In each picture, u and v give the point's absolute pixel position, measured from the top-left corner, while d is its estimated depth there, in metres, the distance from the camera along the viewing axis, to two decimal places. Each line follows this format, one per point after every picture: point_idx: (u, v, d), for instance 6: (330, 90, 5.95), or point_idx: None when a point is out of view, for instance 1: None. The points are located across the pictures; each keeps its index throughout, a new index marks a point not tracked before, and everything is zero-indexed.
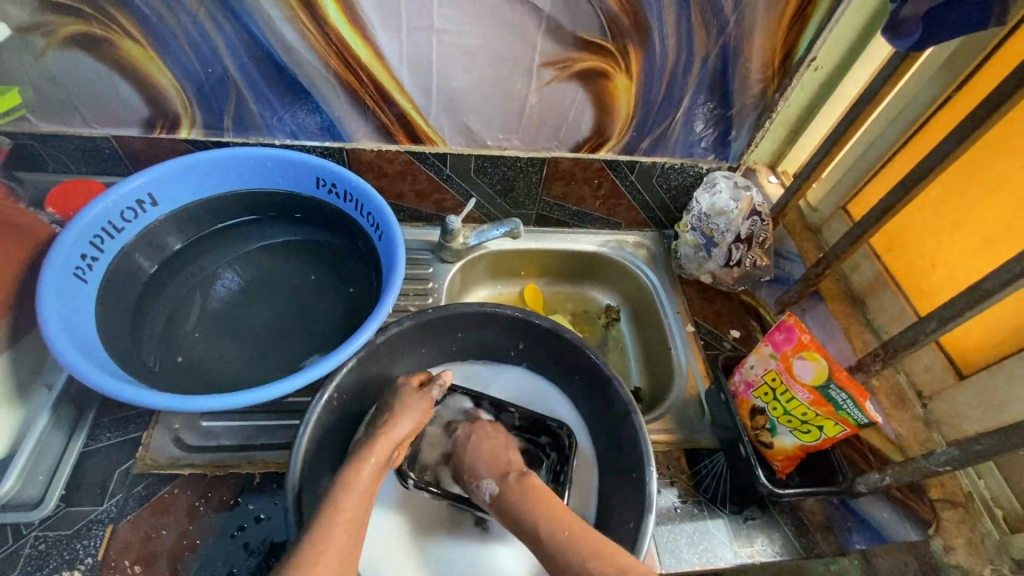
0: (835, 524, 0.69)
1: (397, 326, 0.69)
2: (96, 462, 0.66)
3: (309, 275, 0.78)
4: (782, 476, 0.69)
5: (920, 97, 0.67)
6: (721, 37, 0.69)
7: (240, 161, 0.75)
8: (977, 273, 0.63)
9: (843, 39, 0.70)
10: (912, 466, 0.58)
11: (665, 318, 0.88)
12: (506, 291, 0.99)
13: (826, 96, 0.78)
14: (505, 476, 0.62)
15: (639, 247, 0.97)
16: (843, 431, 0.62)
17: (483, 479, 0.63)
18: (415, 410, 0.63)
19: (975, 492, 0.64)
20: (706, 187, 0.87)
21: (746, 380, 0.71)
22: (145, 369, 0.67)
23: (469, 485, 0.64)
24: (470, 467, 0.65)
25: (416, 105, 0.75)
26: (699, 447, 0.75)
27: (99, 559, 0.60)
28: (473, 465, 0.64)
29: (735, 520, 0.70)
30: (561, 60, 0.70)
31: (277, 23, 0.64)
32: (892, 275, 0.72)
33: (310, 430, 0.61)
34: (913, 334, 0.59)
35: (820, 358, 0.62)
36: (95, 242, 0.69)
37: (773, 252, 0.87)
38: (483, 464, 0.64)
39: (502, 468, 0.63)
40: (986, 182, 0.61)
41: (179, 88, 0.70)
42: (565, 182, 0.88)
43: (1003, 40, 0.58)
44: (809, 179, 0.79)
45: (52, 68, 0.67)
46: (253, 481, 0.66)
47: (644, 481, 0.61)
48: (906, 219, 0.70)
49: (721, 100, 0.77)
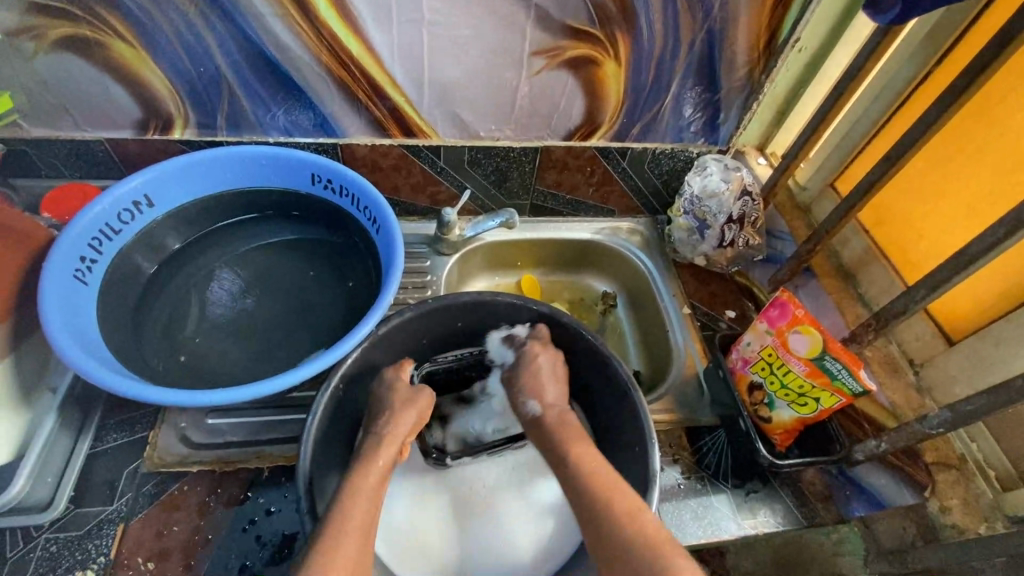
0: (835, 493, 0.71)
1: (398, 316, 0.70)
2: (103, 463, 0.66)
3: (307, 271, 0.79)
4: (782, 449, 0.71)
5: (902, 74, 0.68)
6: (707, 21, 0.70)
7: (233, 160, 0.75)
8: (959, 240, 0.64)
9: (826, 21, 0.71)
10: (906, 430, 0.60)
11: (661, 301, 0.90)
12: (503, 281, 1.00)
13: (810, 78, 0.79)
14: (548, 404, 0.66)
15: (633, 234, 0.98)
16: (839, 402, 0.63)
17: (536, 397, 0.67)
18: (413, 408, 0.64)
19: (968, 454, 0.66)
20: (697, 170, 0.88)
21: (743, 356, 0.72)
22: (149, 368, 0.68)
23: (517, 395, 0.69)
24: (531, 378, 0.68)
25: (409, 99, 0.75)
26: (699, 425, 0.77)
27: (112, 557, 0.61)
28: (534, 380, 0.68)
29: (738, 494, 0.71)
30: (551, 49, 0.71)
31: (267, 19, 0.64)
32: (881, 248, 0.74)
33: (320, 415, 0.61)
34: (903, 303, 0.62)
35: (815, 331, 0.63)
36: (93, 245, 0.69)
37: (764, 232, 0.89)
38: (538, 386, 0.68)
39: (549, 398, 0.67)
40: (968, 153, 0.63)
41: (171, 88, 0.70)
42: (559, 170, 0.89)
43: (979, 14, 0.59)
44: (797, 158, 0.81)
45: (44, 73, 0.67)
46: (262, 475, 0.66)
47: (647, 457, 0.62)
48: (893, 194, 0.72)
49: (708, 85, 0.78)
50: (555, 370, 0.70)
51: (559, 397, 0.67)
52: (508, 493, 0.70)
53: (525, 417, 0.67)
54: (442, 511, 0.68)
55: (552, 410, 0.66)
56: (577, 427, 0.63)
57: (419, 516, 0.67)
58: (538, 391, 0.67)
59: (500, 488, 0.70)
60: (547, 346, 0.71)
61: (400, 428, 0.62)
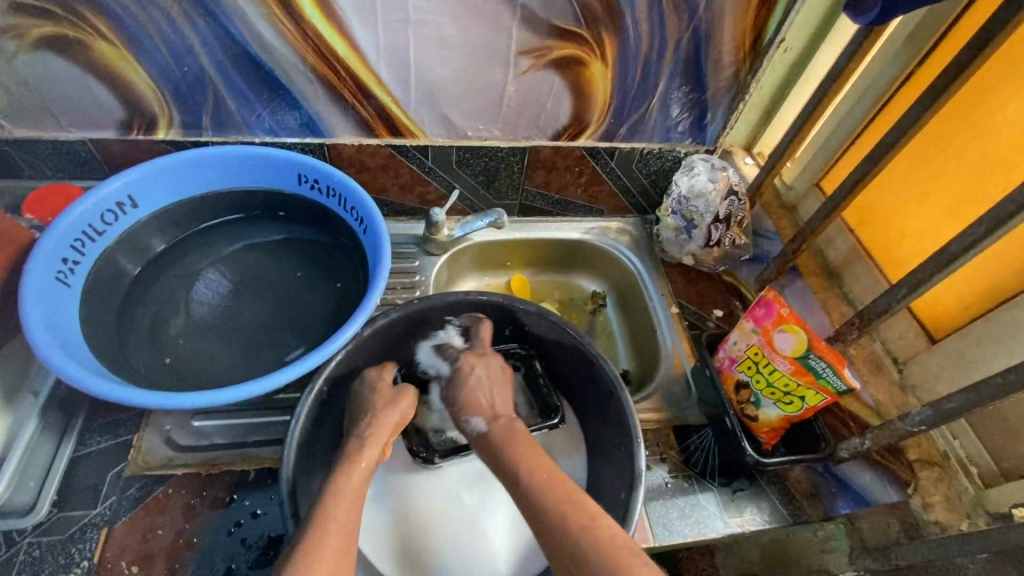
0: (820, 492, 0.71)
1: (385, 317, 0.69)
2: (88, 466, 0.66)
3: (294, 272, 0.79)
4: (769, 448, 0.71)
5: (885, 75, 0.69)
6: (693, 21, 0.70)
7: (219, 160, 0.75)
8: (942, 239, 0.65)
9: (810, 21, 0.72)
10: (889, 428, 0.60)
11: (649, 300, 0.90)
12: (492, 281, 1.00)
13: (796, 78, 0.79)
14: (494, 416, 0.62)
15: (622, 233, 0.98)
16: (824, 400, 0.64)
17: (475, 414, 0.63)
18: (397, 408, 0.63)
19: (950, 451, 0.67)
20: (685, 170, 0.89)
21: (730, 355, 0.73)
22: (133, 371, 0.67)
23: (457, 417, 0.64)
24: (467, 398, 0.64)
25: (395, 99, 0.75)
26: (687, 424, 0.77)
27: (96, 561, 0.60)
28: (471, 398, 0.64)
29: (724, 492, 0.72)
30: (537, 49, 0.71)
31: (251, 19, 0.64)
32: (865, 247, 0.75)
33: (303, 420, 0.62)
34: (886, 302, 0.62)
35: (799, 330, 0.63)
36: (76, 246, 0.69)
37: (751, 231, 0.90)
38: (476, 402, 0.63)
39: (492, 411, 0.63)
40: (950, 152, 0.63)
41: (155, 88, 0.70)
42: (547, 170, 0.89)
43: (960, 15, 0.60)
44: (783, 158, 0.81)
45: (25, 72, 0.66)
46: (248, 478, 0.66)
47: (633, 456, 0.62)
48: (877, 194, 0.72)
49: (695, 85, 0.79)
50: (495, 384, 0.66)
51: (503, 407, 0.64)
52: (494, 493, 0.70)
53: (469, 437, 0.62)
54: (428, 508, 0.68)
55: (498, 423, 0.61)
56: (526, 436, 0.59)
57: (406, 512, 0.68)
58: (478, 406, 0.63)
59: (486, 488, 0.70)
60: (481, 357, 0.68)
61: (382, 430, 0.61)
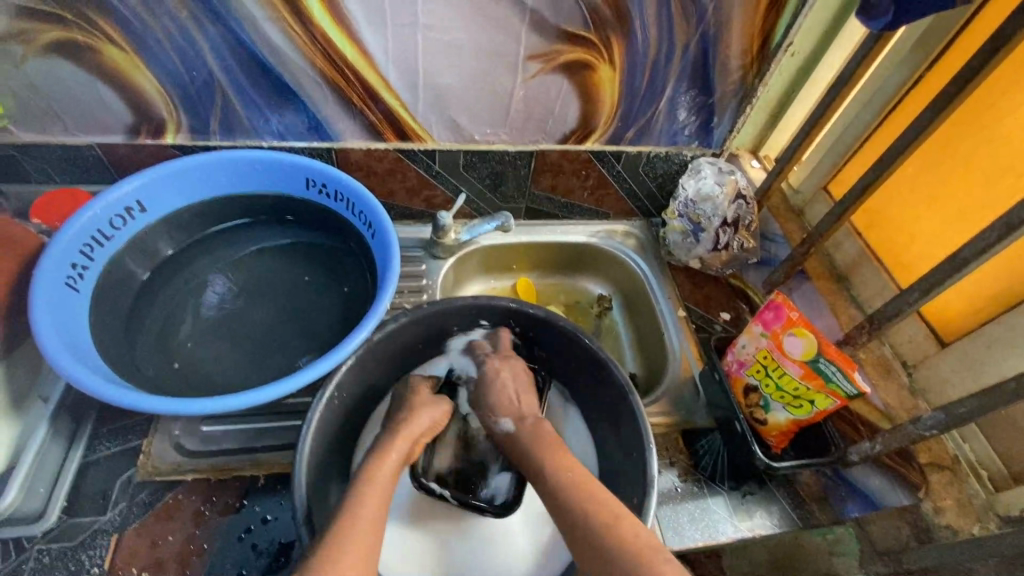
0: (830, 494, 0.71)
1: (394, 322, 0.69)
2: (96, 472, 0.65)
3: (303, 276, 0.78)
4: (778, 451, 0.71)
5: (894, 79, 0.69)
6: (701, 26, 0.70)
7: (227, 165, 0.75)
8: (952, 242, 0.65)
9: (818, 25, 0.72)
10: (900, 432, 0.60)
11: (656, 304, 0.90)
12: (499, 285, 1.00)
13: (803, 82, 0.80)
14: (521, 418, 0.67)
15: (628, 237, 0.98)
16: (834, 404, 0.64)
17: (505, 416, 0.68)
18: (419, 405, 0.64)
19: (961, 455, 0.67)
20: (692, 174, 0.89)
21: (738, 359, 0.73)
22: (142, 376, 0.67)
23: (487, 421, 0.69)
24: (493, 403, 0.69)
25: (404, 103, 0.75)
26: (695, 428, 0.77)
27: (106, 567, 0.60)
28: (495, 401, 0.69)
29: (734, 496, 0.71)
30: (546, 53, 0.71)
31: (261, 23, 0.64)
32: (874, 250, 0.75)
33: (314, 429, 0.61)
34: (896, 306, 0.62)
35: (809, 333, 0.63)
36: (85, 251, 0.68)
37: (758, 235, 0.90)
38: (505, 405, 0.68)
39: (521, 410, 0.68)
40: (959, 156, 0.63)
41: (164, 93, 0.70)
42: (554, 174, 0.89)
43: (969, 20, 0.60)
44: (791, 162, 0.81)
45: (34, 77, 0.66)
46: (258, 483, 0.66)
47: (644, 462, 0.62)
48: (885, 197, 0.73)
49: (702, 89, 0.79)
50: (516, 387, 0.70)
51: (531, 406, 0.68)
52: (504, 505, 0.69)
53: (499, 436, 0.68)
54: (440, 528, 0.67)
55: (526, 422, 0.67)
56: (551, 436, 0.64)
57: (420, 514, 0.67)
58: (509, 409, 0.68)
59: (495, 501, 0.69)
60: (506, 360, 0.71)
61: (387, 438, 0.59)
